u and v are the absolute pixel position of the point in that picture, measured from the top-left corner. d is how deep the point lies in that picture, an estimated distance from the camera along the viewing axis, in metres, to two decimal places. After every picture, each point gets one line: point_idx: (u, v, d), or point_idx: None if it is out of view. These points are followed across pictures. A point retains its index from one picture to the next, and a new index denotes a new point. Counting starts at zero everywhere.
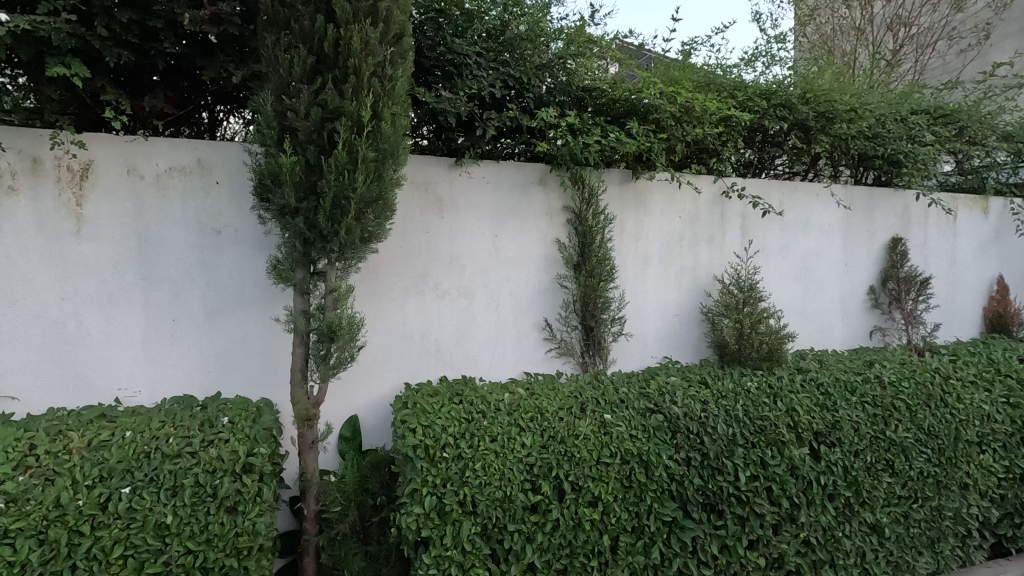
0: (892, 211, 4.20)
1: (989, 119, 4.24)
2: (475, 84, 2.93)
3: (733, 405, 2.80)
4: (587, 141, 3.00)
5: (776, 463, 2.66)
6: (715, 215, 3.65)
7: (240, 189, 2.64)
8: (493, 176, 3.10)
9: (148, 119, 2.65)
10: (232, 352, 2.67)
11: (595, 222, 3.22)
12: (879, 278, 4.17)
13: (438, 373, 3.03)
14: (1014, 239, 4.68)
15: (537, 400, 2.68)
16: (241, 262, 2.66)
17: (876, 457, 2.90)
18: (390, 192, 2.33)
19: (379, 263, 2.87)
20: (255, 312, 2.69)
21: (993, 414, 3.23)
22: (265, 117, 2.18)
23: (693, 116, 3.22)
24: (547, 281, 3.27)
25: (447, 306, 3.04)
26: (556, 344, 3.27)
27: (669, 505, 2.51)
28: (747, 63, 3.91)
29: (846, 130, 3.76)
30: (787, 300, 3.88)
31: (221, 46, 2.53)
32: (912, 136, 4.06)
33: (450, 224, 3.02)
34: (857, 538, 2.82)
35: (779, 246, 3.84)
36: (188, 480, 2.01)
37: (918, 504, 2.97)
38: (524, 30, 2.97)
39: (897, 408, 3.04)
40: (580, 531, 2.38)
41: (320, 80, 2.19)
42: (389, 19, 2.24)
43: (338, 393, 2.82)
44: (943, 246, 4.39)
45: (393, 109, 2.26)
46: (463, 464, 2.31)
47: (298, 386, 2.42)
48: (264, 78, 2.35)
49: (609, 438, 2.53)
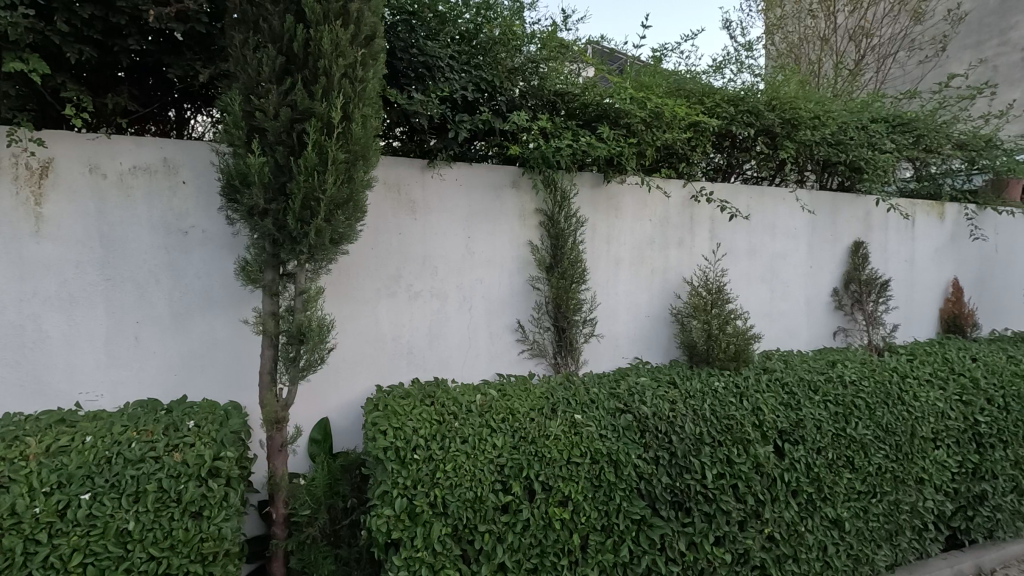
0: (854, 216, 4.34)
1: (943, 128, 4.43)
2: (447, 86, 2.93)
3: (700, 404, 2.86)
4: (559, 145, 3.03)
5: (741, 461, 2.73)
6: (684, 219, 3.72)
7: (207, 189, 2.60)
8: (466, 178, 3.11)
9: (111, 117, 2.58)
10: (199, 354, 2.63)
11: (567, 224, 3.26)
12: (842, 280, 4.30)
13: (410, 375, 3.03)
14: (969, 243, 4.87)
15: (508, 401, 2.71)
16: (208, 263, 2.62)
17: (837, 454, 2.99)
18: (361, 193, 2.32)
19: (351, 264, 2.85)
20: (224, 314, 2.66)
21: (948, 411, 3.36)
22: (232, 116, 2.15)
23: (663, 121, 3.31)
24: (520, 283, 3.29)
25: (420, 308, 3.04)
26: (529, 345, 3.30)
27: (638, 503, 2.55)
28: (716, 69, 4.00)
29: (811, 137, 3.90)
30: (754, 301, 3.98)
31: (189, 45, 2.48)
32: (872, 143, 4.23)
33: (423, 226, 3.02)
34: (819, 532, 2.91)
35: (747, 248, 3.94)
36: (151, 485, 1.97)
37: (876, 498, 3.07)
38: (499, 34, 2.99)
39: (857, 406, 3.15)
40: (550, 530, 2.40)
41: (290, 81, 2.17)
42: (360, 21, 2.24)
43: (309, 394, 2.79)
44: (902, 249, 4.55)
45: (364, 110, 2.25)
46: (435, 465, 2.32)
47: (267, 389, 2.39)
48: (232, 78, 2.32)
49: (579, 439, 2.56)
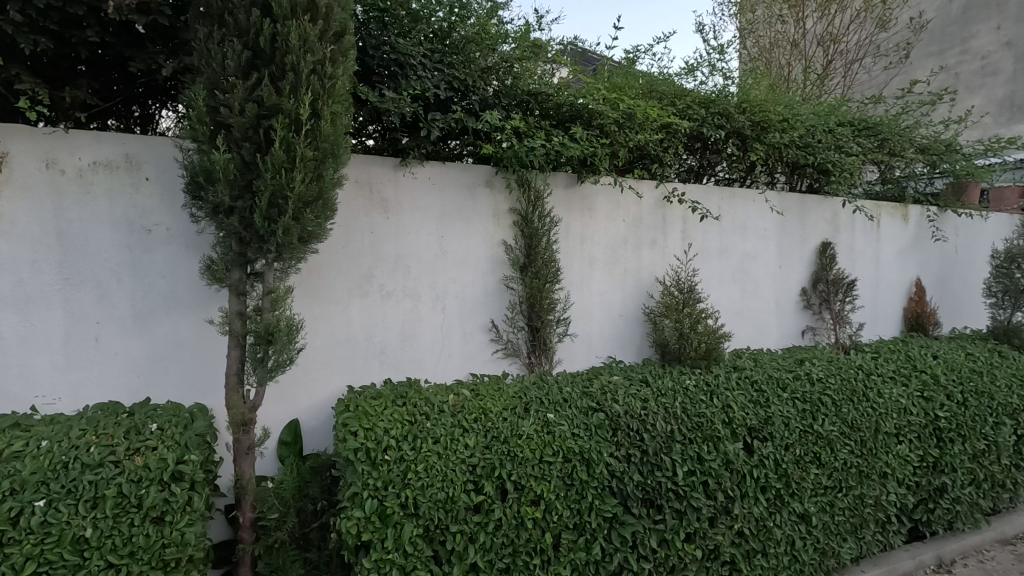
0: (822, 217, 4.43)
1: (906, 132, 4.57)
2: (420, 85, 2.91)
3: (672, 403, 2.89)
4: (532, 145, 3.04)
5: (711, 457, 2.77)
6: (657, 219, 3.76)
7: (171, 187, 2.54)
8: (439, 177, 3.09)
9: (70, 111, 2.50)
10: (164, 355, 2.56)
11: (541, 224, 3.27)
12: (810, 280, 4.40)
13: (383, 376, 3.00)
14: (931, 244, 5.03)
15: (481, 401, 2.71)
16: (173, 262, 2.56)
17: (805, 450, 3.05)
18: (331, 191, 2.29)
19: (321, 264, 2.80)
20: (189, 314, 2.60)
21: (910, 407, 3.47)
22: (196, 111, 2.10)
23: (635, 122, 3.36)
24: (493, 282, 3.29)
25: (392, 307, 3.01)
26: (502, 345, 3.30)
27: (610, 501, 2.57)
28: (688, 71, 4.05)
29: (779, 139, 3.99)
30: (724, 301, 4.04)
31: (151, 37, 2.42)
32: (840, 146, 4.33)
33: (396, 225, 2.99)
34: (787, 527, 2.96)
35: (718, 249, 4.00)
36: (110, 490, 1.91)
37: (842, 493, 3.14)
38: (472, 33, 2.98)
39: (823, 403, 3.23)
40: (521, 530, 2.40)
41: (256, 76, 2.12)
42: (329, 17, 2.21)
43: (277, 395, 2.74)
44: (867, 250, 4.67)
45: (333, 108, 2.22)
46: (406, 466, 2.30)
47: (233, 391, 2.34)
48: (197, 72, 2.27)
49: (551, 438, 2.57)
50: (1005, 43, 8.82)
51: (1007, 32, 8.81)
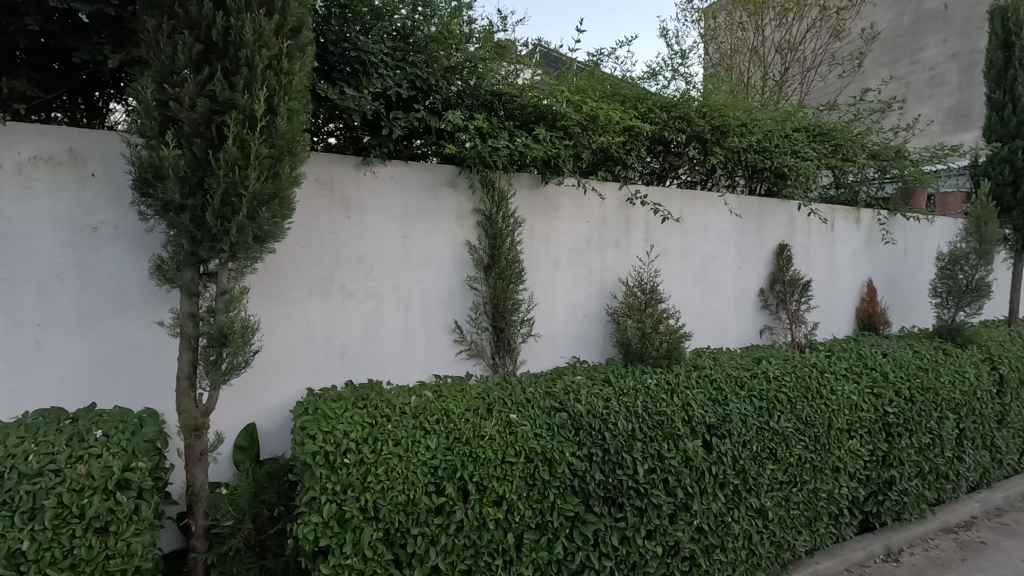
0: (779, 220, 4.57)
1: (858, 139, 4.76)
2: (381, 83, 2.88)
3: (633, 401, 2.93)
4: (495, 145, 3.05)
5: (671, 455, 2.82)
6: (620, 220, 3.81)
7: (119, 184, 2.45)
8: (401, 177, 3.06)
9: (8, 102, 2.38)
10: (112, 359, 2.46)
11: (505, 224, 3.27)
12: (768, 281, 4.52)
13: (344, 378, 2.95)
14: (882, 246, 5.24)
15: (443, 402, 2.68)
16: (121, 261, 2.46)
17: (761, 446, 3.14)
18: (288, 189, 2.23)
19: (279, 263, 2.74)
20: (138, 316, 2.51)
21: (860, 403, 3.60)
22: (144, 105, 2.02)
23: (598, 125, 3.42)
24: (457, 283, 3.27)
25: (354, 308, 2.96)
26: (466, 346, 3.29)
27: (572, 500, 2.59)
28: (651, 75, 4.11)
29: (738, 143, 4.10)
30: (686, 300, 4.12)
31: (97, 26, 2.32)
32: (795, 151, 4.49)
33: (357, 224, 2.95)
34: (744, 522, 3.03)
35: (679, 249, 4.07)
36: (50, 500, 1.83)
37: (797, 487, 3.24)
38: (436, 32, 2.96)
39: (779, 400, 3.32)
40: (483, 531, 2.40)
41: (208, 70, 2.06)
42: (285, 11, 2.16)
43: (233, 398, 2.66)
44: (822, 252, 4.84)
45: (290, 104, 2.17)
46: (366, 469, 2.26)
47: (185, 395, 2.27)
48: (146, 65, 2.19)
49: (514, 438, 2.57)
50: (952, 55, 9.27)
51: (953, 44, 9.26)
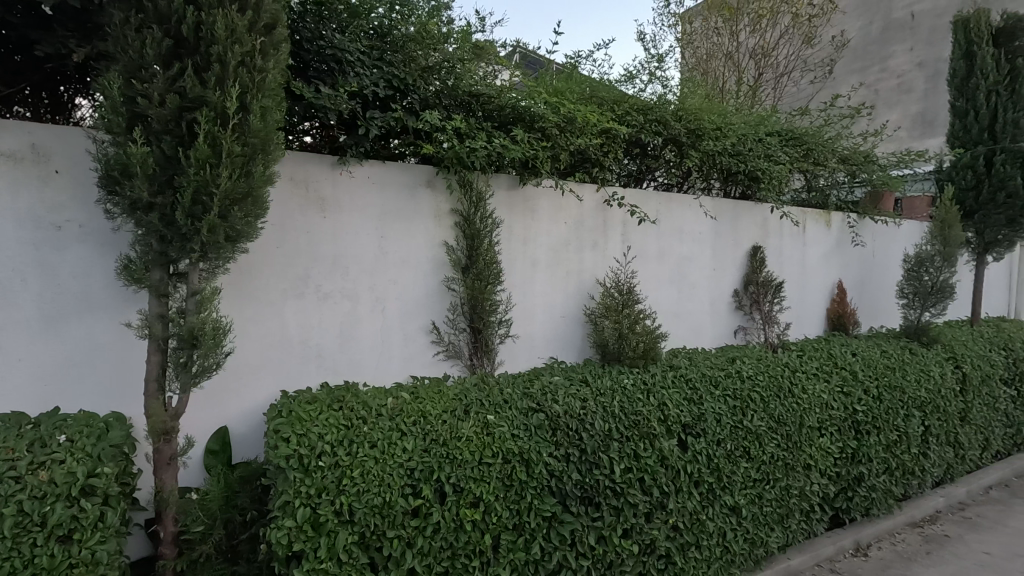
0: (753, 222, 4.65)
1: (828, 144, 4.91)
2: (357, 82, 2.85)
3: (610, 401, 2.95)
4: (473, 146, 3.04)
5: (647, 454, 2.85)
6: (598, 222, 3.84)
7: (84, 181, 2.38)
8: (378, 177, 3.04)
9: None
10: (77, 361, 2.39)
11: (482, 225, 3.27)
12: (742, 282, 4.60)
13: (319, 380, 2.91)
14: (851, 248, 5.37)
15: (420, 404, 2.66)
16: (87, 261, 2.39)
17: (735, 445, 3.19)
18: (261, 188, 2.19)
19: (252, 263, 2.69)
20: (105, 317, 2.44)
21: (831, 402, 3.68)
22: (111, 101, 1.97)
23: (575, 126, 3.44)
24: (434, 283, 3.25)
25: (329, 309, 2.93)
26: (444, 347, 3.28)
27: (549, 500, 2.61)
28: (628, 78, 4.16)
29: (713, 146, 4.16)
30: (662, 301, 4.17)
31: (61, 19, 2.25)
32: (769, 155, 4.58)
33: (333, 225, 2.91)
34: (719, 519, 3.08)
35: (656, 251, 4.12)
36: (9, 509, 1.77)
37: (769, 485, 3.30)
38: (414, 32, 2.95)
39: (753, 399, 3.38)
40: (460, 532, 2.39)
41: (178, 66, 2.02)
42: (259, 7, 2.12)
43: (204, 402, 2.60)
44: (795, 253, 4.94)
45: (264, 102, 2.14)
46: (340, 472, 2.23)
47: (153, 398, 2.22)
48: (113, 59, 2.13)
49: (491, 439, 2.56)
50: (918, 63, 9.57)
51: (919, 53, 9.56)
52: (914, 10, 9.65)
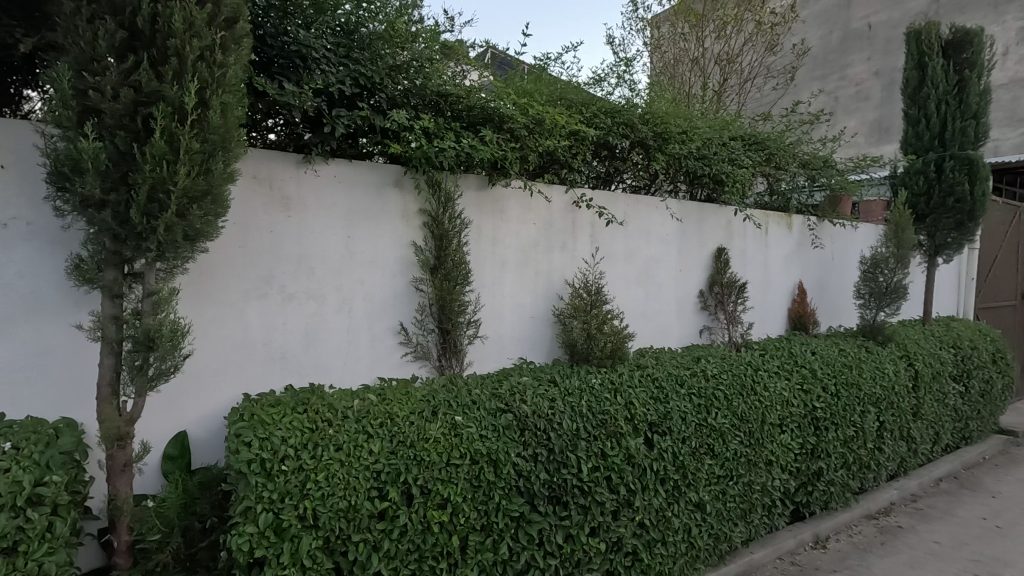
0: (718, 224, 4.76)
1: (789, 149, 5.06)
2: (322, 80, 2.81)
3: (578, 401, 2.97)
4: (441, 147, 3.03)
5: (614, 453, 2.89)
6: (566, 222, 3.87)
7: (31, 177, 2.28)
8: (344, 176, 2.99)
9: None
10: (24, 365, 2.28)
11: (451, 225, 3.26)
12: (707, 283, 4.70)
13: (283, 382, 2.86)
14: (811, 250, 5.55)
15: (387, 405, 2.62)
16: (35, 260, 2.29)
17: (699, 442, 3.25)
18: (221, 186, 2.13)
19: (212, 264, 2.62)
20: (54, 319, 2.34)
21: (791, 399, 3.79)
22: (60, 94, 1.90)
23: (544, 128, 3.46)
24: (402, 284, 3.22)
25: (295, 310, 2.87)
26: (412, 348, 3.25)
27: (517, 500, 2.62)
28: (596, 81, 4.20)
29: (679, 150, 4.25)
30: (630, 301, 4.22)
31: (6, 8, 2.16)
32: (732, 159, 4.70)
33: (297, 224, 2.86)
34: (684, 516, 3.13)
35: (624, 252, 4.17)
36: None
37: (733, 481, 3.38)
38: (382, 30, 2.92)
39: (717, 397, 3.46)
40: (427, 534, 2.38)
41: (133, 59, 1.95)
42: (219, 1, 2.07)
43: (162, 406, 2.52)
44: (757, 255, 5.07)
45: (224, 98, 2.08)
46: (305, 476, 2.19)
47: (106, 403, 2.14)
48: (63, 50, 2.05)
49: (459, 440, 2.55)
50: (875, 72, 9.95)
51: (876, 62, 9.94)
52: (871, 21, 10.03)
